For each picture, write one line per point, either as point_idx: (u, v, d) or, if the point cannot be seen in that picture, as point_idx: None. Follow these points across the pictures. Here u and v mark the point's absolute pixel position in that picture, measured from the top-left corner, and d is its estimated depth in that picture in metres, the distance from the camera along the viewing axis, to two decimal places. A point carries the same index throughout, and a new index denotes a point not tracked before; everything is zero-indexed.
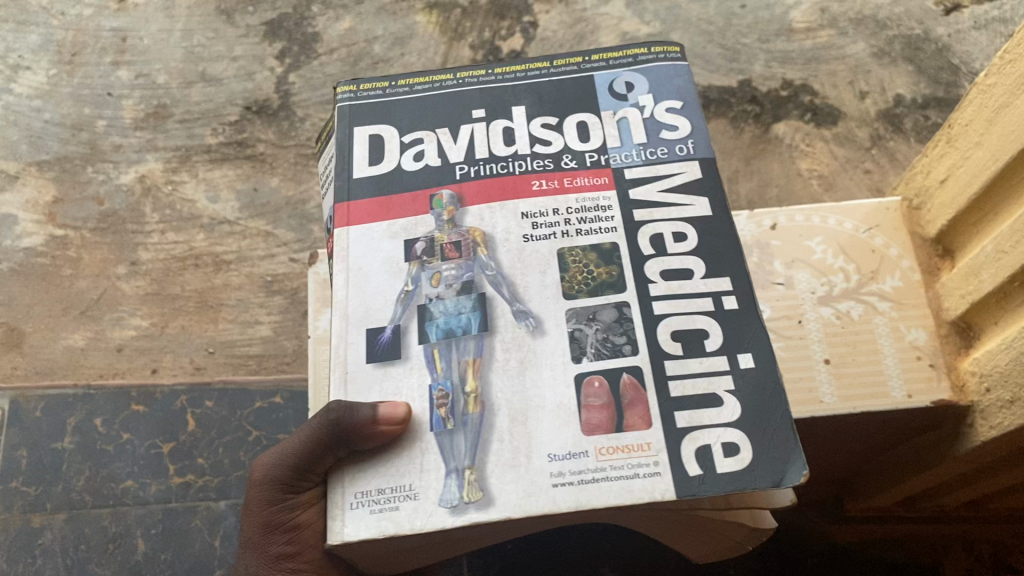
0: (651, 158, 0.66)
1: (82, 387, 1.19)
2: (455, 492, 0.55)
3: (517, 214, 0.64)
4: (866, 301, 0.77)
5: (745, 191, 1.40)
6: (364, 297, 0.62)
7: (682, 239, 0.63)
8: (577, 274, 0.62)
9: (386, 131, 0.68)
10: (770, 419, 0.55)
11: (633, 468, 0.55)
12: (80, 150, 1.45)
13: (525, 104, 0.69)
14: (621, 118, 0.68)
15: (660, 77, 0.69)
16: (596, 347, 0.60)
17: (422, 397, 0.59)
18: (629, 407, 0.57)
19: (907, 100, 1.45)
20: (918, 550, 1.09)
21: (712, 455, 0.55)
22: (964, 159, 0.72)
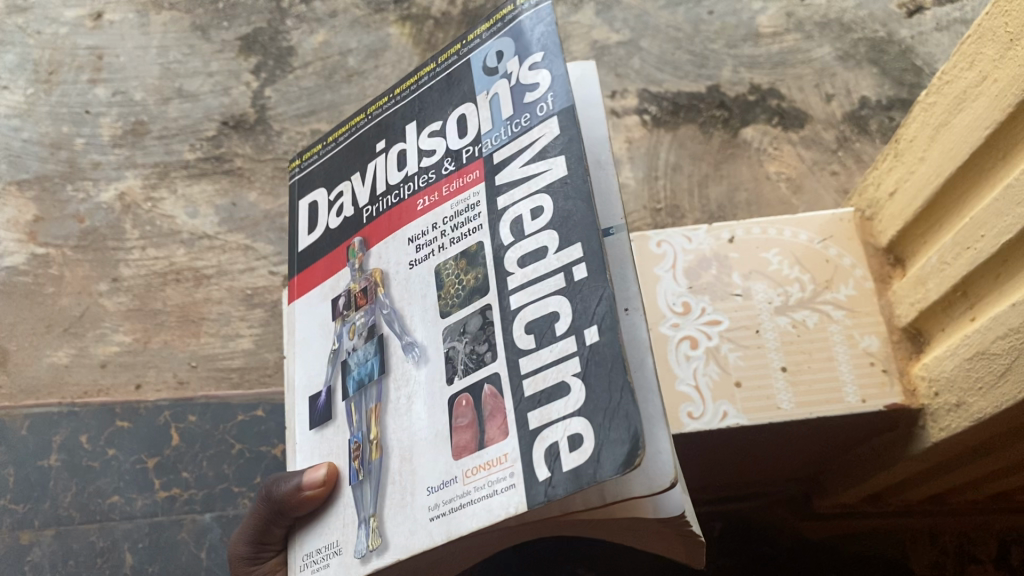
0: (515, 131, 0.59)
1: (67, 405, 1.21)
2: (363, 543, 0.57)
3: (405, 243, 0.63)
4: (821, 309, 0.80)
5: (715, 195, 1.43)
6: (305, 367, 0.67)
7: (535, 215, 0.56)
8: (450, 290, 0.59)
9: (319, 195, 0.71)
10: (609, 402, 0.48)
11: (492, 485, 0.51)
12: (59, 169, 1.47)
13: (415, 121, 0.67)
14: (493, 95, 0.62)
15: (523, 37, 0.61)
16: (465, 362, 0.56)
17: (344, 453, 0.62)
18: (490, 419, 0.53)
19: (872, 102, 1.49)
20: (884, 544, 1.11)
21: (559, 452, 0.49)
22: (909, 174, 0.75)
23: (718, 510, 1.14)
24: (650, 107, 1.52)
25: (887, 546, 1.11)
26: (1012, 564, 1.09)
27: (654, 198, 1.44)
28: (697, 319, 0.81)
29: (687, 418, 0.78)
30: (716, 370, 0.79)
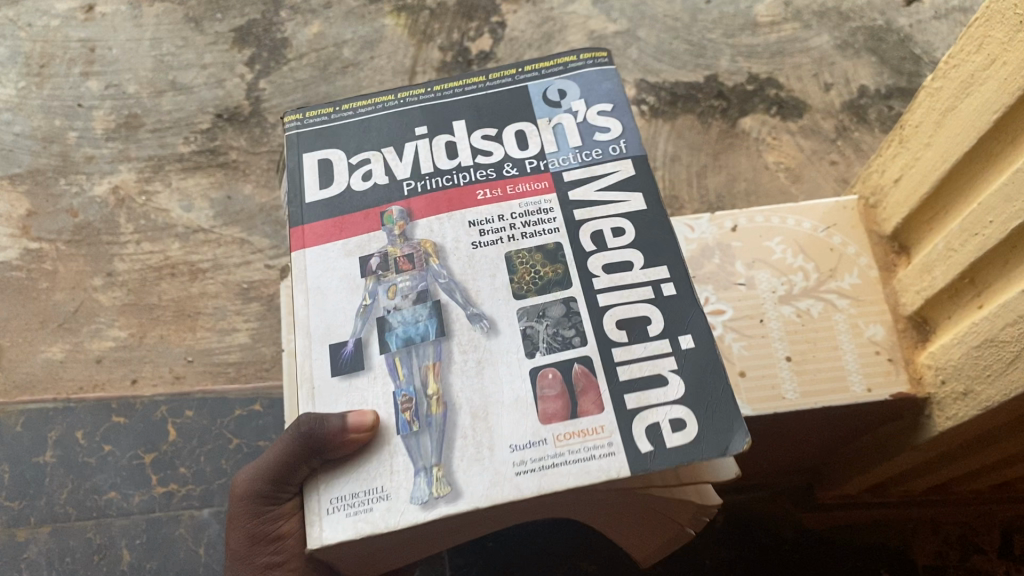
0: (587, 159, 0.69)
1: (62, 401, 1.20)
2: (424, 489, 0.57)
3: (465, 224, 0.67)
4: (825, 298, 0.79)
5: (714, 185, 1.41)
6: (325, 314, 0.65)
7: (619, 233, 0.66)
8: (526, 275, 0.65)
9: (334, 155, 0.71)
10: (711, 391, 0.58)
11: (589, 450, 0.57)
12: (52, 163, 1.46)
13: (465, 119, 0.72)
14: (556, 124, 0.72)
15: (590, 82, 0.73)
16: (547, 341, 0.62)
17: (387, 403, 0.61)
18: (582, 394, 0.59)
19: (871, 91, 1.48)
20: (889, 533, 1.11)
21: (661, 431, 0.57)
22: (915, 160, 0.74)
23: (721, 501, 1.14)
24: (648, 97, 1.50)
25: (890, 536, 1.11)
26: (1016, 553, 1.09)
27: None
28: (701, 308, 0.80)
29: None
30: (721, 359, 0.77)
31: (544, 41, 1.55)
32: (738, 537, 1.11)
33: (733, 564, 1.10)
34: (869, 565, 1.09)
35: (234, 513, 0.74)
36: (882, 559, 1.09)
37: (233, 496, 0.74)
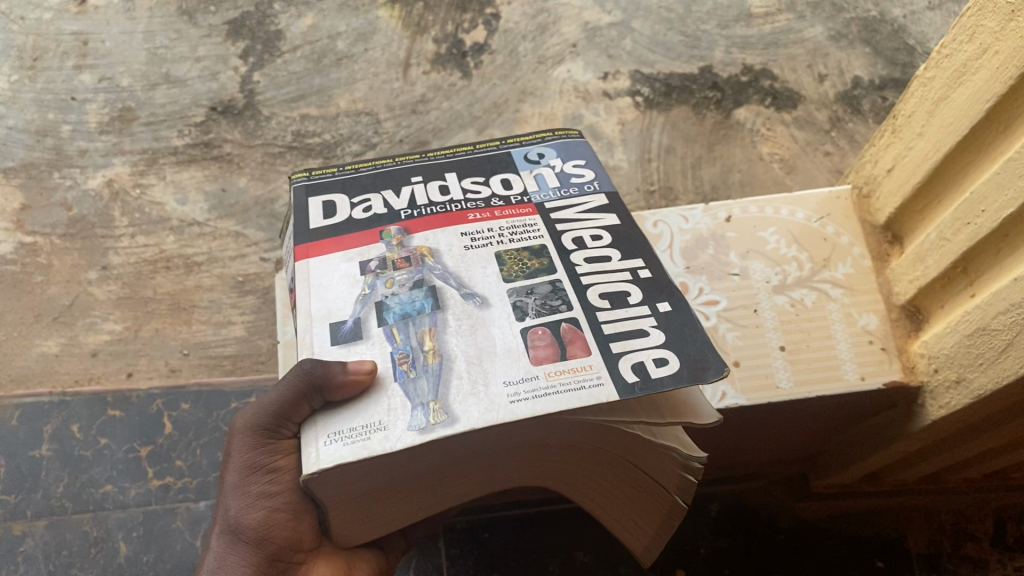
0: (566, 195, 0.74)
1: (58, 394, 1.20)
2: (421, 418, 0.55)
3: (459, 234, 0.69)
4: (819, 288, 0.79)
5: (709, 176, 1.41)
6: (326, 301, 0.64)
7: (598, 239, 0.69)
8: (516, 265, 0.66)
9: (337, 197, 0.72)
10: (690, 335, 0.59)
11: (579, 382, 0.56)
12: (46, 156, 1.45)
13: (456, 171, 0.75)
14: (536, 173, 0.76)
15: (567, 147, 0.78)
16: (536, 309, 0.63)
17: (384, 359, 0.60)
18: (571, 342, 0.59)
19: (865, 81, 1.48)
20: (882, 523, 1.12)
21: (646, 366, 0.57)
22: (907, 150, 0.74)
23: (713, 491, 1.14)
24: (642, 89, 1.50)
25: (882, 525, 1.12)
26: (1007, 542, 1.10)
27: (647, 180, 1.41)
28: (695, 298, 0.80)
29: None
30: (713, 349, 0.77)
31: (538, 33, 1.56)
32: (732, 527, 1.12)
33: (728, 552, 1.10)
34: (863, 554, 1.10)
35: (232, 442, 0.70)
36: (877, 547, 1.10)
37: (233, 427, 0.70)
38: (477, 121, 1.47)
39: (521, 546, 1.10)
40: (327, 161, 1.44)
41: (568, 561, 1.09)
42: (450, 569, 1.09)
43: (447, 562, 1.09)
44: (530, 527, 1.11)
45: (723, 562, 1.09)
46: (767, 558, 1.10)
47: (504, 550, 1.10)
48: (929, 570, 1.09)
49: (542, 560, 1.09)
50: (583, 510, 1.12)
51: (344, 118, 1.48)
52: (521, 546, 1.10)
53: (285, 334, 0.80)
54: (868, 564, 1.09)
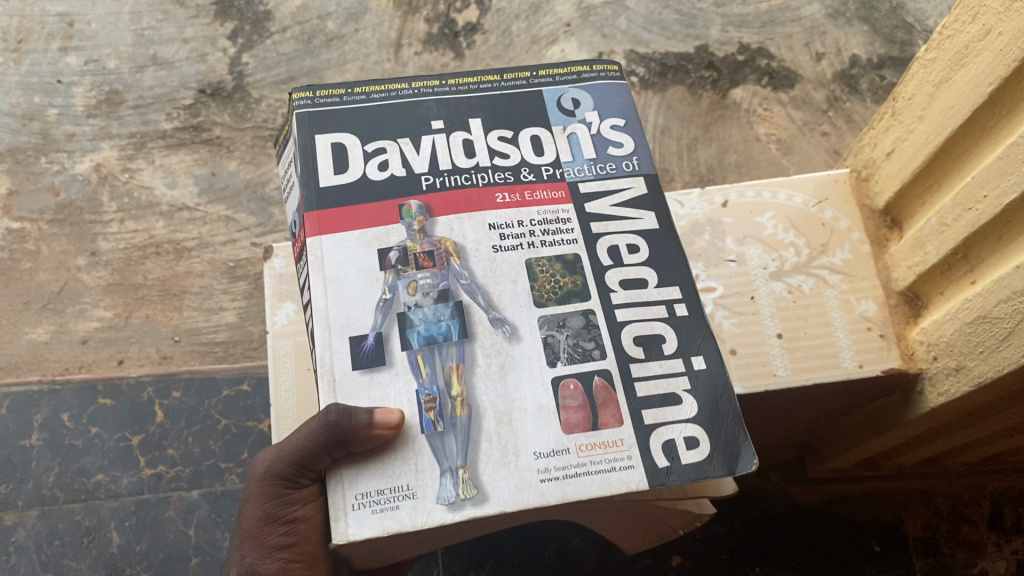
0: (601, 173, 0.67)
1: (47, 383, 1.19)
2: (450, 491, 0.55)
3: (487, 227, 0.63)
4: (816, 274, 0.78)
5: (705, 158, 1.40)
6: (344, 306, 0.60)
7: (634, 251, 0.64)
8: (547, 285, 0.62)
9: (349, 139, 0.65)
10: (723, 414, 0.57)
11: (610, 462, 0.56)
12: (32, 140, 1.43)
13: (480, 118, 0.68)
14: (570, 133, 0.69)
15: (603, 96, 0.70)
16: (567, 353, 0.60)
17: (410, 402, 0.58)
18: (603, 407, 0.58)
19: (863, 60, 1.46)
20: (878, 507, 1.11)
21: (677, 447, 0.57)
22: (907, 133, 0.72)
23: None
24: (637, 68, 1.48)
25: (880, 508, 1.11)
26: (1004, 525, 1.09)
27: None
28: None
29: None
30: None
31: (532, 11, 1.53)
32: (729, 511, 1.11)
33: (724, 538, 1.10)
34: (859, 538, 1.09)
35: (247, 491, 0.70)
36: (874, 531, 1.09)
37: (247, 477, 0.69)
38: None
39: (518, 532, 1.09)
40: None
41: (565, 548, 1.09)
42: (444, 559, 1.09)
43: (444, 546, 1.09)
44: None
45: (720, 548, 1.09)
46: (763, 544, 1.09)
47: (500, 538, 1.10)
48: (926, 553, 1.08)
49: (539, 546, 1.09)
50: None
51: None
52: (517, 532, 1.10)
53: (275, 324, 0.78)
54: (865, 547, 1.09)
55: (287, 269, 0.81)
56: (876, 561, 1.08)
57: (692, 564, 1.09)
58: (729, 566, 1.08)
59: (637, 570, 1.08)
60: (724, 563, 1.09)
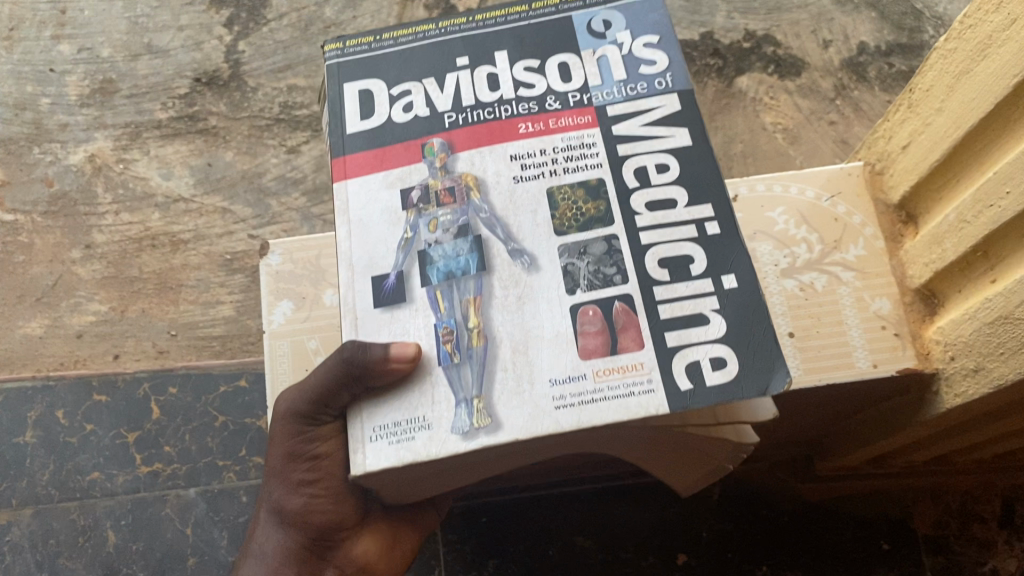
0: (631, 94, 0.63)
1: (41, 379, 1.17)
2: (465, 420, 0.55)
3: (507, 159, 0.62)
4: (829, 271, 0.75)
5: (710, 147, 1.37)
6: (368, 246, 0.61)
7: (664, 169, 0.61)
8: (567, 211, 0.60)
9: (375, 85, 0.65)
10: (752, 335, 0.55)
11: (628, 387, 0.54)
12: (25, 131, 1.41)
13: (506, 50, 0.66)
14: (600, 56, 0.65)
15: (636, 15, 0.65)
16: (587, 279, 0.58)
17: (428, 335, 0.58)
18: (621, 330, 0.56)
19: (871, 47, 1.43)
20: (886, 504, 1.09)
21: (701, 370, 0.54)
22: (925, 126, 0.70)
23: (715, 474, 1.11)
24: None
25: (889, 505, 1.09)
26: (1016, 522, 1.08)
27: None
28: None
29: None
30: None
31: None
32: (735, 509, 1.09)
33: (730, 537, 1.08)
34: (868, 536, 1.08)
35: (275, 427, 0.71)
36: (883, 529, 1.08)
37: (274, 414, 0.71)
38: None
39: (520, 532, 1.08)
40: (316, 133, 1.40)
41: (567, 548, 1.07)
42: (447, 557, 1.07)
43: (445, 547, 1.07)
44: (530, 513, 1.09)
45: (726, 546, 1.08)
46: (770, 542, 1.08)
47: (503, 536, 1.08)
48: (936, 551, 1.07)
49: (542, 546, 1.07)
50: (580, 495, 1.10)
51: None
52: (519, 532, 1.08)
53: (272, 323, 0.76)
54: (873, 546, 1.07)
55: (285, 267, 0.77)
56: (886, 560, 1.06)
57: (699, 563, 1.07)
58: (736, 565, 1.07)
59: (642, 568, 1.06)
60: (731, 562, 1.07)
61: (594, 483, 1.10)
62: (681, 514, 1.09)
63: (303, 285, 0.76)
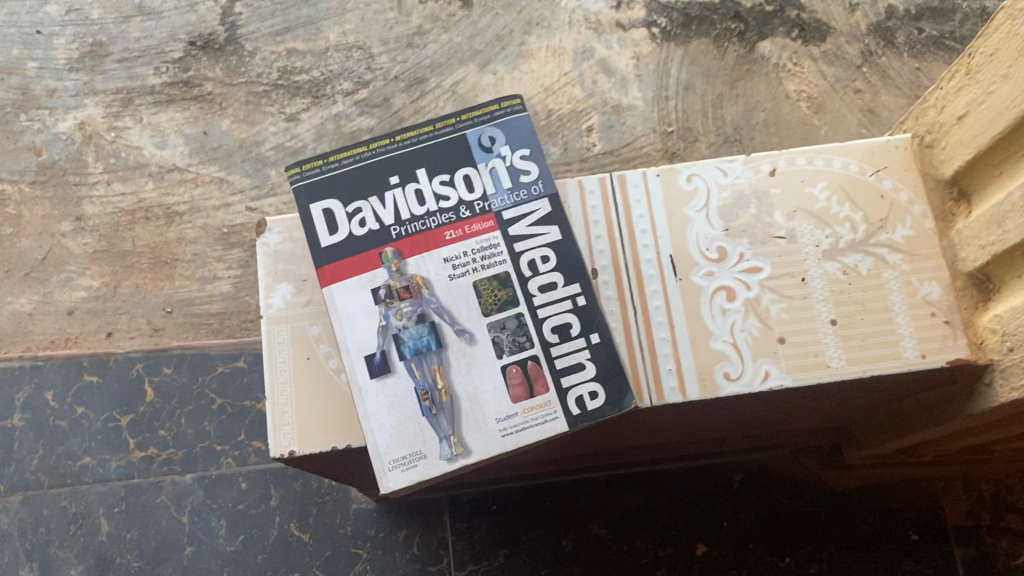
0: (519, 200, 0.65)
1: (30, 359, 1.11)
2: (448, 449, 0.60)
3: (440, 261, 0.64)
4: (875, 252, 0.69)
5: (731, 116, 1.31)
6: (358, 337, 0.62)
7: (545, 260, 0.64)
8: (489, 297, 0.63)
9: (333, 204, 0.64)
10: (614, 369, 0.62)
11: (543, 417, 0.61)
12: (11, 97, 1.34)
13: (424, 167, 0.65)
14: (492, 174, 0.65)
15: (516, 136, 0.66)
16: (507, 346, 0.63)
17: (406, 402, 0.61)
18: (534, 380, 0.62)
19: (900, 11, 1.36)
20: (913, 494, 1.02)
21: (584, 401, 0.61)
22: (986, 95, 0.64)
23: (736, 460, 1.05)
24: (659, 19, 1.37)
25: (918, 496, 1.02)
26: None
27: (664, 120, 1.31)
28: (734, 266, 0.69)
29: (723, 379, 0.67)
30: (756, 325, 0.68)
31: None
32: (757, 498, 1.03)
33: (750, 527, 1.02)
34: (896, 527, 1.01)
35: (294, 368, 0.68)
36: (911, 518, 1.01)
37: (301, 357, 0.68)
38: (480, 55, 1.36)
39: (529, 522, 1.02)
40: (317, 101, 1.34)
41: (580, 537, 1.01)
42: (455, 545, 1.01)
43: (452, 537, 1.02)
44: (540, 502, 1.03)
45: (748, 536, 1.01)
46: (794, 532, 1.01)
47: (513, 524, 1.02)
48: (967, 543, 1.00)
49: (553, 536, 1.01)
50: (591, 483, 1.04)
51: (334, 53, 1.36)
52: (530, 522, 1.02)
53: (269, 307, 0.69)
54: (901, 537, 1.01)
55: (283, 247, 0.70)
56: (914, 553, 1.00)
57: (719, 554, 1.00)
58: (758, 556, 1.00)
59: (659, 559, 1.00)
60: (753, 552, 1.01)
61: (609, 469, 1.05)
62: (700, 503, 1.03)
63: (303, 267, 0.70)
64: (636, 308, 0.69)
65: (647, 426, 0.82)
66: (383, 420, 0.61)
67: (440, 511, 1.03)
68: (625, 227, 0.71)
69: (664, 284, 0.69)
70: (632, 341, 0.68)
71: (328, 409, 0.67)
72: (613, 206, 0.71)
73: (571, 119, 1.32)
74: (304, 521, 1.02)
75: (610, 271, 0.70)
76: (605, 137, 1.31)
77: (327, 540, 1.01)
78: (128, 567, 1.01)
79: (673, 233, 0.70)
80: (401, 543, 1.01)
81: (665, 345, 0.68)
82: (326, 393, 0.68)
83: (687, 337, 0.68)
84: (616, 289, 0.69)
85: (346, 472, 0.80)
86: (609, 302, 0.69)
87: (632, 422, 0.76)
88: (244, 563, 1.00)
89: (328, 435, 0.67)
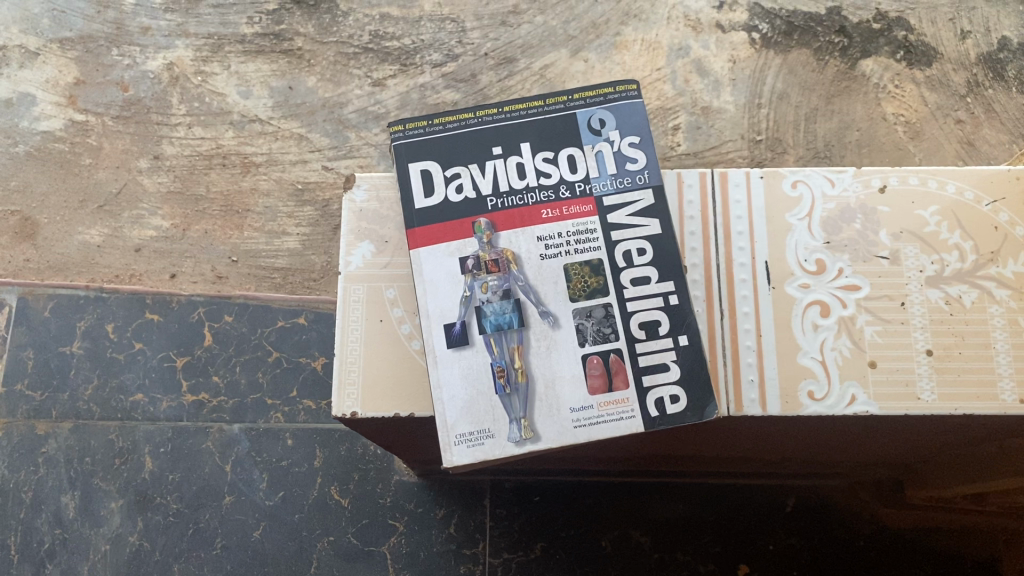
0: (621, 187, 0.63)
1: (94, 289, 1.12)
2: (515, 432, 0.59)
3: (533, 239, 0.62)
4: (981, 285, 0.65)
5: (824, 132, 1.27)
6: (441, 303, 0.61)
7: (641, 252, 0.62)
8: (578, 283, 0.61)
9: (433, 168, 0.63)
10: (699, 374, 0.60)
11: (618, 413, 0.59)
12: (105, 30, 1.35)
13: (528, 141, 0.63)
14: (596, 156, 0.63)
15: (628, 121, 0.64)
16: (592, 335, 0.61)
17: (481, 376, 0.60)
18: (615, 374, 0.60)
19: (1013, 44, 1.31)
20: (973, 542, 0.98)
21: (664, 404, 0.59)
22: None
23: (789, 484, 1.01)
24: (761, 24, 1.34)
25: (976, 545, 0.97)
26: None
27: (754, 127, 1.27)
28: (832, 281, 0.66)
29: (807, 399, 0.64)
30: (849, 345, 0.65)
31: None
32: (807, 526, 0.99)
33: (798, 554, 0.98)
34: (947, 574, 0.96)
35: (368, 329, 0.67)
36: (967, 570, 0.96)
37: (375, 319, 0.67)
38: (573, 41, 1.33)
39: (571, 517, 0.99)
40: (404, 68, 1.32)
41: (622, 540, 0.98)
42: (493, 532, 0.99)
43: (491, 523, 0.99)
44: (583, 498, 1.00)
45: (793, 563, 0.97)
46: (841, 564, 0.97)
47: (553, 520, 0.99)
48: None
49: (595, 534, 0.98)
50: (638, 488, 1.01)
51: (428, 23, 1.35)
52: (572, 517, 0.99)
53: (349, 265, 0.68)
54: None
55: (369, 205, 0.69)
56: None
57: None
58: None
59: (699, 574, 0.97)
60: None
61: (659, 476, 1.01)
62: (748, 521, 0.99)
63: (386, 228, 0.68)
64: (723, 312, 0.66)
65: (712, 436, 0.78)
66: (455, 392, 0.60)
67: (481, 494, 1.01)
68: (721, 229, 0.68)
69: (756, 292, 0.67)
70: (715, 342, 0.66)
71: (394, 377, 0.66)
72: (710, 204, 0.68)
73: (659, 116, 1.29)
74: (345, 487, 1.01)
75: (700, 270, 0.67)
76: (690, 139, 1.27)
77: (366, 508, 1.00)
78: (167, 507, 1.00)
79: (771, 239, 0.68)
80: (439, 521, 0.99)
81: (749, 355, 0.66)
82: (395, 358, 0.66)
83: (774, 349, 0.66)
84: (706, 290, 0.67)
85: (393, 441, 0.78)
86: (697, 303, 0.66)
87: (701, 429, 0.72)
88: (281, 521, 0.99)
89: (392, 401, 0.65)
